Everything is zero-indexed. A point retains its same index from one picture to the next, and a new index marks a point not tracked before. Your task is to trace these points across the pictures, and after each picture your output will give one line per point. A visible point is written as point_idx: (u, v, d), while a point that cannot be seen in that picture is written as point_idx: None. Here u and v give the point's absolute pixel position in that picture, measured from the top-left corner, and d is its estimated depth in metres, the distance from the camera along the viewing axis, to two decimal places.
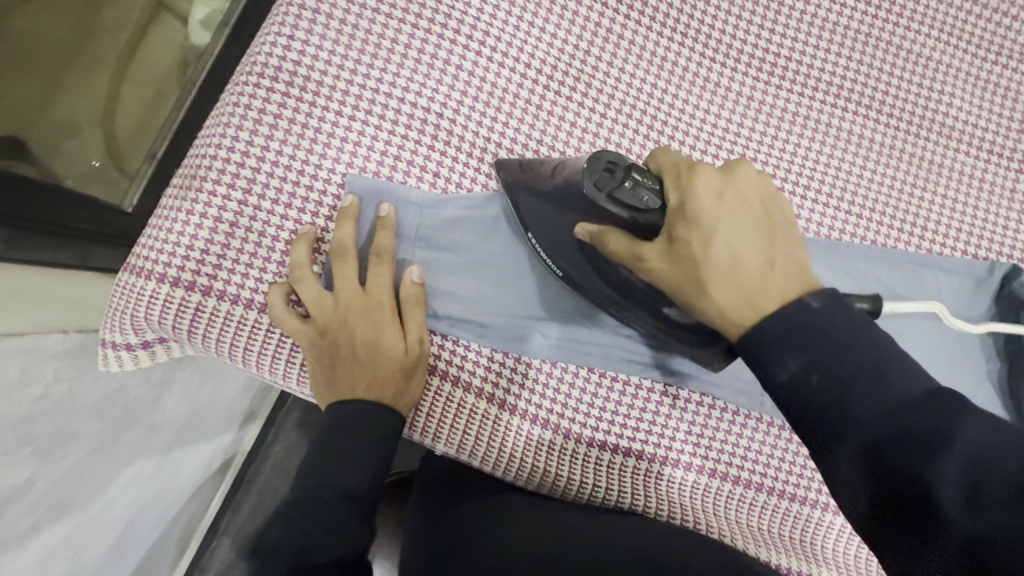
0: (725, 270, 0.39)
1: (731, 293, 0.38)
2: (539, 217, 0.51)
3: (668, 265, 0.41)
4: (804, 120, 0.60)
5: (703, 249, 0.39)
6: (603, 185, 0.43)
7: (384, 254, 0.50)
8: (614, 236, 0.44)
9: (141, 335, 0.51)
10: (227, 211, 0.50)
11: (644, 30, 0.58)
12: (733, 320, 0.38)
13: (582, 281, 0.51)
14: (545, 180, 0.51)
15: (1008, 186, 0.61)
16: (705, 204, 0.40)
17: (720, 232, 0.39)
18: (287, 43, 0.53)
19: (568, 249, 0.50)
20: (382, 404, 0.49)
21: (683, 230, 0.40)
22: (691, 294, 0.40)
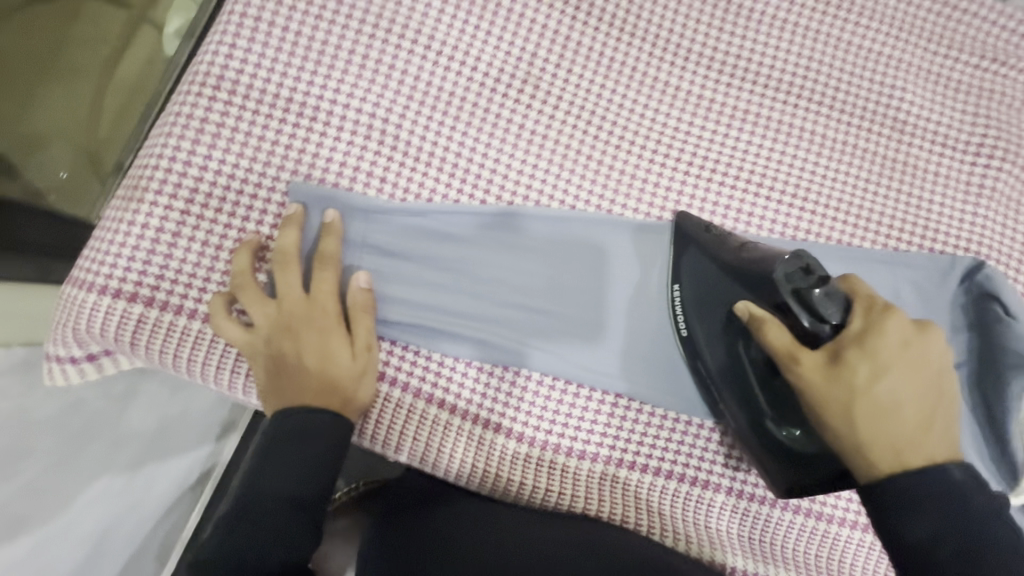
0: (886, 409, 0.40)
1: (882, 436, 0.40)
2: (704, 274, 0.53)
3: (824, 379, 0.42)
4: (754, 118, 0.59)
5: (869, 383, 0.41)
6: (794, 283, 0.44)
7: (328, 260, 0.50)
8: (776, 330, 0.45)
9: (86, 348, 0.50)
10: (169, 221, 0.50)
11: (591, 31, 0.58)
12: (874, 458, 0.39)
13: (704, 351, 0.52)
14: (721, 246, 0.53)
15: (966, 178, 0.60)
16: (889, 340, 0.42)
17: (894, 372, 0.41)
18: (229, 51, 0.52)
19: (713, 317, 0.51)
20: (327, 412, 0.48)
21: (857, 359, 0.41)
22: (839, 419, 0.41)
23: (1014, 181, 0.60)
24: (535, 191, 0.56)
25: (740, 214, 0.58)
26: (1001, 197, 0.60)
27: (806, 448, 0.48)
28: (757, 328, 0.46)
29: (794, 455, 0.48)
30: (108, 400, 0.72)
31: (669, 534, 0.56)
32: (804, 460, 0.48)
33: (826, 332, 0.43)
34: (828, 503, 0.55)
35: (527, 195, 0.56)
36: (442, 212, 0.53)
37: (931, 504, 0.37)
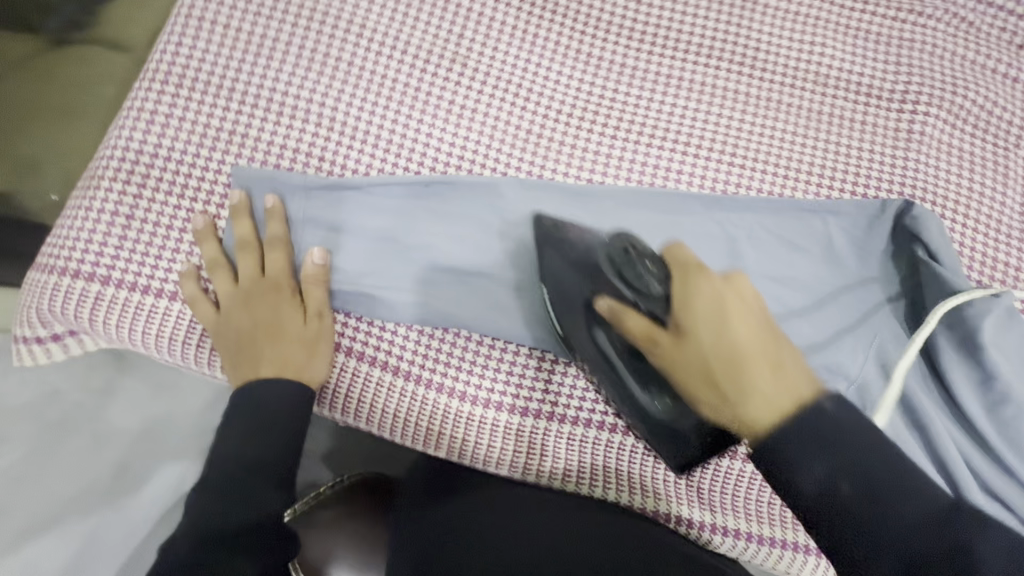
0: (729, 366, 0.43)
1: (742, 394, 0.42)
2: (557, 278, 0.54)
3: (677, 352, 0.46)
4: (677, 81, 0.62)
5: (705, 347, 0.45)
6: (618, 263, 0.50)
7: (277, 242, 0.53)
8: (631, 319, 0.49)
9: (51, 328, 0.54)
10: (123, 205, 0.54)
11: (515, 11, 0.62)
12: (750, 418, 0.41)
13: (583, 349, 0.53)
14: (565, 250, 0.54)
15: (894, 126, 0.61)
16: (702, 302, 0.46)
17: (721, 329, 0.44)
18: (177, 50, 0.57)
19: (585, 316, 0.53)
20: (288, 379, 0.50)
21: (688, 325, 0.46)
22: (703, 387, 0.45)
23: (944, 124, 0.61)
24: (468, 162, 0.59)
25: (666, 174, 0.60)
26: (932, 140, 0.60)
27: (679, 418, 0.51)
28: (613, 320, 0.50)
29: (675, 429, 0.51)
30: (87, 393, 0.74)
31: (640, 491, 0.59)
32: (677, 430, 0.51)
33: (658, 307, 0.48)
34: None
35: (460, 166, 0.59)
36: (377, 187, 0.56)
37: (814, 446, 0.37)
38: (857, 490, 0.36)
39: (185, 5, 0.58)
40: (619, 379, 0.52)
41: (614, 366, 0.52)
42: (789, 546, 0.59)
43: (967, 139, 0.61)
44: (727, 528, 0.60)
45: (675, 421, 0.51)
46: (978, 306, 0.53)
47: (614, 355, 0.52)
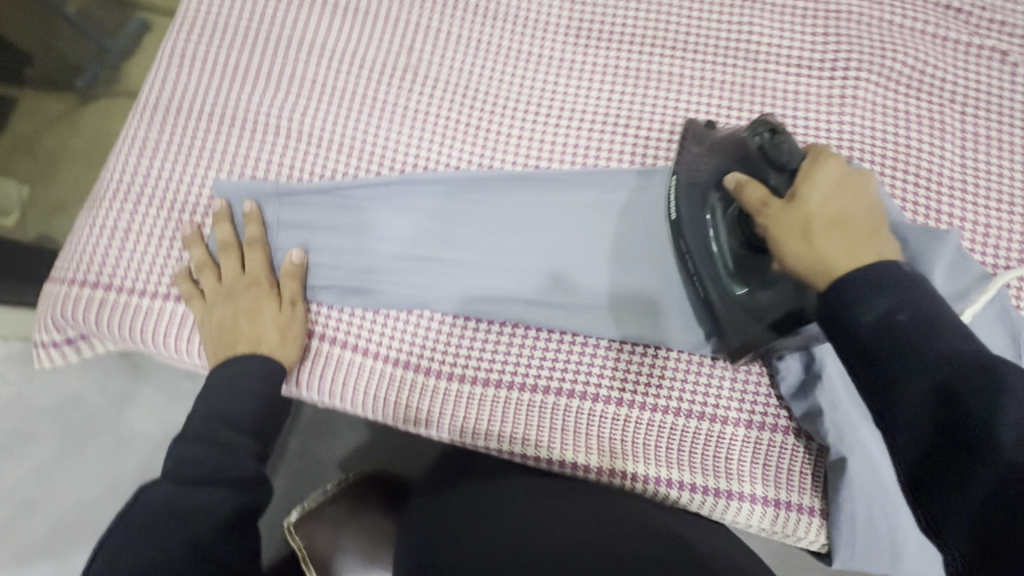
0: (835, 230, 0.43)
1: (831, 255, 0.42)
2: (698, 159, 0.57)
3: (787, 210, 0.46)
4: (614, 70, 0.66)
5: (818, 212, 0.45)
6: (759, 143, 0.50)
7: (255, 242, 0.60)
8: (753, 184, 0.49)
9: (64, 333, 0.61)
10: (121, 220, 0.61)
11: (459, 21, 0.67)
12: (830, 270, 0.42)
13: (687, 231, 0.56)
14: (709, 143, 0.57)
15: (826, 92, 0.64)
16: (829, 178, 0.46)
17: (837, 203, 0.45)
18: (163, 82, 0.64)
19: (702, 192, 0.56)
20: (267, 359, 0.56)
21: (804, 193, 0.46)
22: (796, 243, 0.45)
23: (876, 86, 0.63)
24: (424, 158, 0.64)
25: (609, 153, 0.64)
26: (866, 102, 0.63)
27: (761, 305, 0.52)
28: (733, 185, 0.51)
29: (749, 315, 0.53)
30: (108, 398, 0.78)
31: (607, 459, 0.59)
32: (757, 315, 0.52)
33: (779, 182, 0.49)
34: (733, 406, 0.58)
35: (417, 163, 0.64)
36: (337, 188, 0.61)
37: (878, 287, 0.38)
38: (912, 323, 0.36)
39: (170, 43, 0.66)
40: (707, 254, 0.55)
41: (710, 241, 0.55)
42: (763, 502, 0.57)
43: (900, 98, 0.63)
44: (710, 491, 0.58)
45: (750, 309, 0.52)
46: (932, 251, 0.52)
47: (715, 229, 0.55)
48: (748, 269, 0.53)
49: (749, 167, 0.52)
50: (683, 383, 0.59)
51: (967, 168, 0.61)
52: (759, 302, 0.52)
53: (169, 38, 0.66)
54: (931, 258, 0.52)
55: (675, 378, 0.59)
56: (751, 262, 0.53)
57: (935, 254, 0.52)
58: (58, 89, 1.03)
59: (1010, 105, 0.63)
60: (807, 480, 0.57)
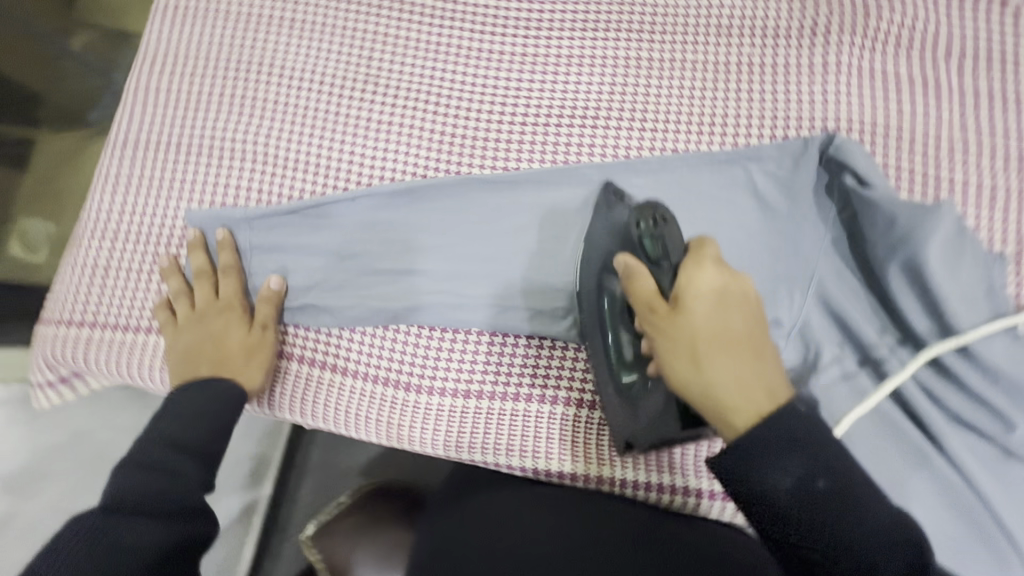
0: (720, 352, 0.43)
1: (719, 380, 0.42)
2: (597, 241, 0.56)
3: (671, 322, 0.45)
4: (579, 59, 0.63)
5: (700, 326, 0.44)
6: (643, 231, 0.51)
7: (229, 269, 0.60)
8: (639, 278, 0.48)
9: (58, 372, 0.63)
10: (101, 258, 0.62)
11: (417, 25, 0.66)
12: (725, 407, 0.42)
13: (585, 308, 0.55)
14: (613, 221, 0.56)
15: (806, 62, 0.60)
16: (709, 284, 0.45)
17: (717, 314, 0.44)
18: (131, 118, 0.65)
19: (601, 273, 0.54)
20: (234, 386, 0.55)
21: (689, 301, 0.45)
22: (685, 368, 0.44)
23: (861, 49, 0.59)
24: (389, 169, 0.62)
25: (579, 146, 0.61)
26: (851, 68, 0.59)
27: (643, 392, 0.53)
28: (625, 274, 0.49)
29: (632, 401, 0.53)
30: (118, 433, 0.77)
31: (595, 463, 0.58)
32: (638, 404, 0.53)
33: (666, 278, 0.48)
34: None
35: (383, 174, 0.62)
36: (305, 208, 0.61)
37: (787, 452, 0.39)
38: (832, 487, 0.38)
39: (135, 78, 0.66)
40: (604, 342, 0.54)
41: (604, 328, 0.54)
42: None
43: (887, 60, 0.59)
44: (707, 493, 0.56)
45: (635, 394, 0.53)
46: (925, 229, 0.50)
47: (609, 313, 0.53)
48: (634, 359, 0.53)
49: (637, 253, 0.51)
50: None
51: (966, 129, 0.57)
52: (639, 393, 0.53)
53: (134, 73, 0.66)
54: (925, 236, 0.50)
55: None
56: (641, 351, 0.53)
57: (932, 229, 0.50)
58: (66, 124, 1.01)
59: (1012, 54, 0.58)
60: None
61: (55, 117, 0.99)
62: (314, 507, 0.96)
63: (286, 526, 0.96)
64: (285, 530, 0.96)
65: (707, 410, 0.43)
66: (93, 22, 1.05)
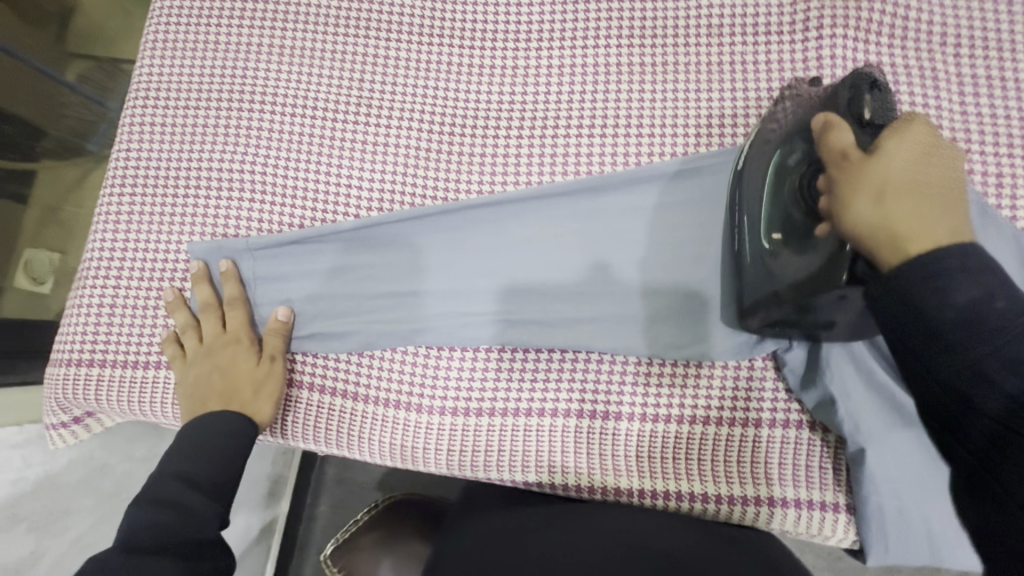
0: (920, 194, 0.38)
1: (905, 209, 0.37)
2: (781, 120, 0.52)
3: (874, 162, 0.40)
4: (570, 69, 0.63)
5: (897, 170, 0.39)
6: (853, 94, 0.47)
7: (235, 301, 0.60)
8: (840, 125, 0.44)
9: (71, 413, 0.64)
10: (105, 296, 0.62)
11: (404, 45, 0.65)
12: (901, 237, 0.37)
13: (746, 179, 0.52)
14: (804, 98, 0.52)
15: (800, 58, 0.59)
16: (921, 139, 0.40)
17: (920, 169, 0.39)
18: (127, 155, 0.65)
19: (784, 138, 0.50)
20: (256, 413, 0.56)
21: (891, 146, 0.40)
22: (869, 199, 0.39)
23: (855, 43, 0.58)
24: (388, 191, 0.62)
25: (576, 157, 0.61)
26: (846, 62, 0.58)
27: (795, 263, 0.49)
28: (822, 128, 0.45)
29: (768, 274, 0.51)
30: None
31: (611, 475, 0.57)
32: (774, 278, 0.50)
33: (865, 138, 0.44)
34: (738, 406, 0.55)
35: (382, 197, 0.62)
36: (305, 237, 0.61)
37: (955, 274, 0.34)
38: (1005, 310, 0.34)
39: (128, 115, 0.66)
40: (756, 209, 0.51)
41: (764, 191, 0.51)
42: (784, 505, 0.54)
43: (882, 52, 0.58)
44: (727, 499, 0.55)
45: (772, 267, 0.50)
46: None
47: (778, 168, 0.50)
48: (790, 224, 0.49)
49: (844, 114, 0.47)
50: (681, 388, 0.56)
51: (967, 117, 0.56)
52: (779, 266, 0.50)
53: (126, 110, 0.66)
54: None
55: (673, 385, 0.56)
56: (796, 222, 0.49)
57: None
58: (67, 155, 1.00)
59: (1009, 38, 0.57)
60: (829, 476, 0.54)
61: (56, 148, 0.99)
62: (333, 526, 0.96)
63: (307, 547, 0.96)
64: (307, 551, 0.96)
65: (869, 243, 0.39)
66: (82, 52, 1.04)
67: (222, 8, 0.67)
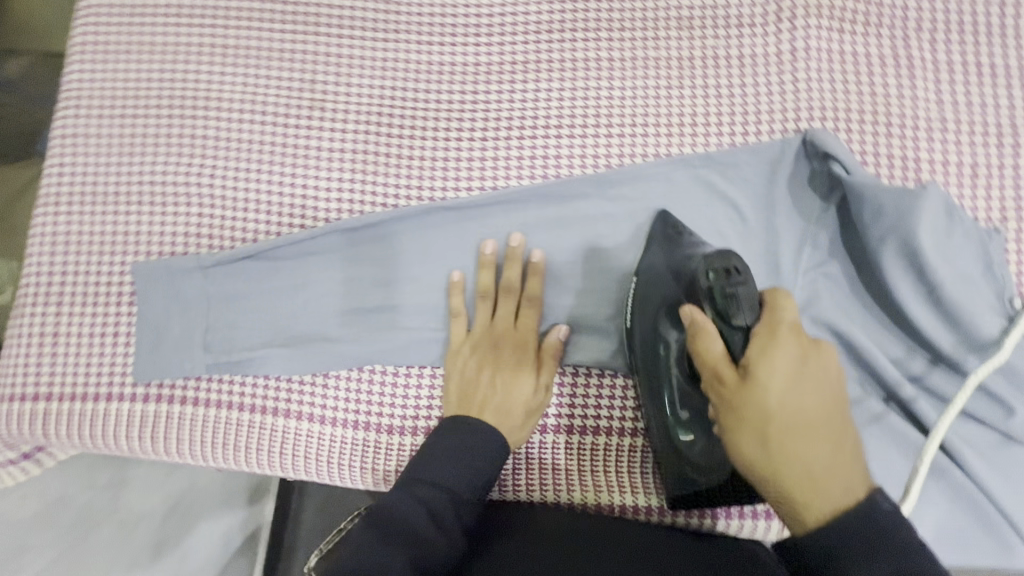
0: (796, 435, 0.35)
1: (793, 468, 0.35)
2: (649, 287, 0.51)
3: (744, 396, 0.37)
4: (536, 64, 0.60)
5: (773, 405, 0.36)
6: (713, 282, 0.43)
7: (513, 287, 0.55)
8: (709, 336, 0.41)
9: (19, 449, 0.62)
10: (48, 323, 0.58)
11: (358, 41, 0.61)
12: (801, 503, 0.35)
13: (637, 346, 0.51)
14: (665, 257, 0.51)
15: (773, 50, 0.57)
16: (793, 346, 0.38)
17: (797, 397, 0.36)
18: (61, 170, 0.60)
19: (656, 316, 0.49)
20: (479, 423, 0.51)
21: (762, 371, 0.37)
22: (753, 445, 0.36)
23: (827, 33, 0.56)
24: (346, 201, 0.59)
25: (544, 160, 0.58)
26: (819, 53, 0.56)
27: (700, 457, 0.48)
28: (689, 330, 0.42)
29: (694, 463, 0.49)
30: (95, 491, 0.68)
31: (592, 492, 0.55)
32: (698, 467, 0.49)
33: (737, 339, 0.41)
34: None
35: (341, 208, 0.59)
36: (259, 252, 0.57)
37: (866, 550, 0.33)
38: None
39: (59, 127, 0.61)
40: (659, 392, 0.49)
41: (659, 376, 0.49)
42: (767, 515, 0.53)
43: (855, 41, 0.56)
44: (711, 513, 0.54)
45: (691, 457, 0.48)
46: (912, 214, 0.48)
47: (666, 358, 0.48)
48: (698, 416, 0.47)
49: (705, 304, 0.43)
50: None
51: (942, 107, 0.55)
52: (702, 452, 0.48)
53: (56, 122, 0.61)
54: (916, 220, 0.48)
55: None
56: (699, 409, 0.47)
57: (921, 215, 0.48)
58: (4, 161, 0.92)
59: (983, 23, 0.55)
60: None
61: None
62: None
63: None
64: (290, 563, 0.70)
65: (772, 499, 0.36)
66: (12, 45, 0.94)
67: (155, 7, 0.62)
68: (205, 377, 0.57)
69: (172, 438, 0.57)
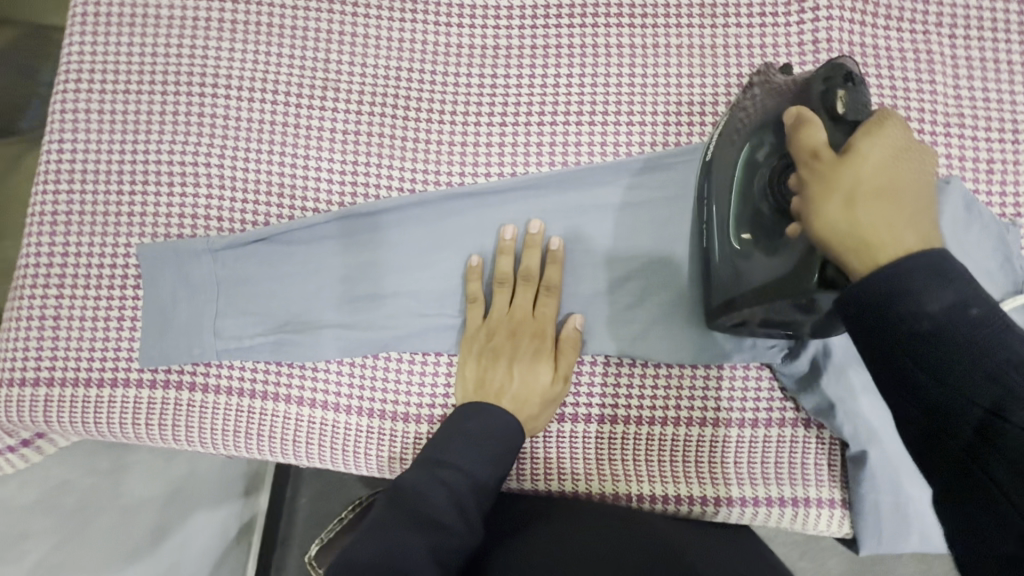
0: (888, 199, 0.34)
1: (878, 224, 0.33)
2: (750, 109, 0.51)
3: (841, 165, 0.36)
4: (556, 49, 0.59)
5: (872, 170, 0.35)
6: (833, 84, 0.44)
7: (532, 276, 0.54)
8: (814, 130, 0.40)
9: (19, 436, 0.58)
10: (48, 306, 0.56)
11: (374, 20, 0.59)
12: (868, 250, 0.33)
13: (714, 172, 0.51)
14: (775, 87, 0.50)
15: (795, 41, 0.56)
16: (895, 136, 0.36)
17: (894, 169, 0.35)
18: (62, 147, 0.58)
19: (752, 134, 0.49)
20: (494, 409, 0.50)
21: (867, 150, 0.36)
22: (835, 209, 0.35)
23: (850, 24, 0.56)
24: (360, 186, 0.58)
25: (563, 147, 0.57)
26: (841, 45, 0.56)
27: (750, 263, 0.48)
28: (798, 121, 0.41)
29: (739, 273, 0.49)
30: (97, 475, 0.64)
31: (608, 480, 0.55)
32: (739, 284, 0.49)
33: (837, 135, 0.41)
34: (735, 406, 0.54)
35: (357, 192, 0.57)
36: (271, 234, 0.55)
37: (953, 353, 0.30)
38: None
39: (58, 102, 0.58)
40: (726, 206, 0.50)
41: (733, 188, 0.49)
42: (782, 503, 0.54)
43: (877, 33, 0.56)
44: (726, 500, 0.54)
45: (737, 261, 0.49)
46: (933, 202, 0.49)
47: (746, 166, 0.49)
48: (758, 227, 0.48)
49: (813, 103, 0.45)
50: (676, 388, 0.55)
51: (961, 101, 0.55)
52: (751, 263, 0.48)
53: (55, 97, 0.59)
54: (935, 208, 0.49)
55: (667, 384, 0.55)
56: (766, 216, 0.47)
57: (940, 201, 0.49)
58: None
59: (1003, 18, 0.55)
60: (822, 471, 0.54)
61: None
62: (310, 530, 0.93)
63: None
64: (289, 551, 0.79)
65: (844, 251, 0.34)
66: None
67: None
68: (215, 363, 0.56)
69: (181, 425, 0.56)
